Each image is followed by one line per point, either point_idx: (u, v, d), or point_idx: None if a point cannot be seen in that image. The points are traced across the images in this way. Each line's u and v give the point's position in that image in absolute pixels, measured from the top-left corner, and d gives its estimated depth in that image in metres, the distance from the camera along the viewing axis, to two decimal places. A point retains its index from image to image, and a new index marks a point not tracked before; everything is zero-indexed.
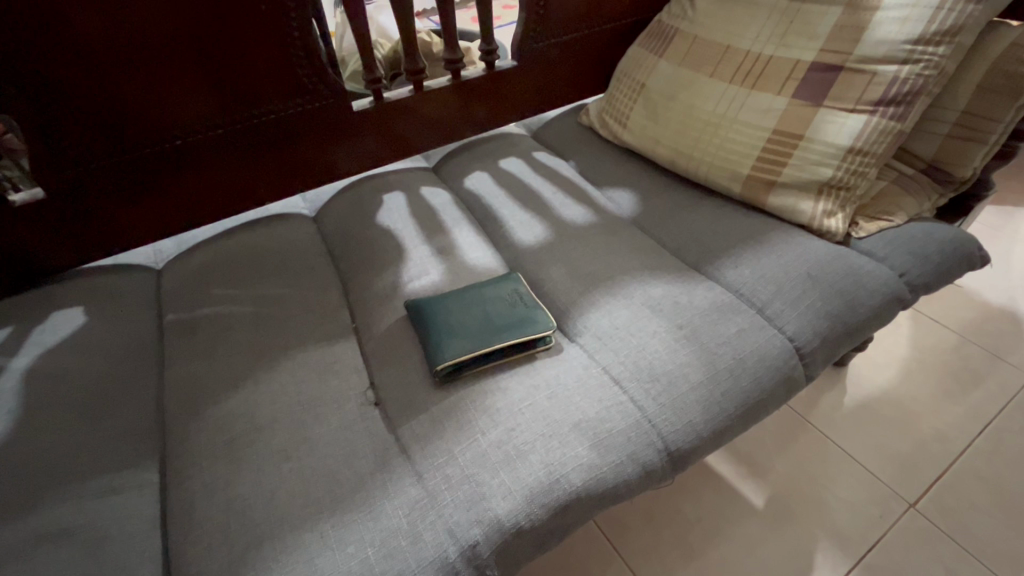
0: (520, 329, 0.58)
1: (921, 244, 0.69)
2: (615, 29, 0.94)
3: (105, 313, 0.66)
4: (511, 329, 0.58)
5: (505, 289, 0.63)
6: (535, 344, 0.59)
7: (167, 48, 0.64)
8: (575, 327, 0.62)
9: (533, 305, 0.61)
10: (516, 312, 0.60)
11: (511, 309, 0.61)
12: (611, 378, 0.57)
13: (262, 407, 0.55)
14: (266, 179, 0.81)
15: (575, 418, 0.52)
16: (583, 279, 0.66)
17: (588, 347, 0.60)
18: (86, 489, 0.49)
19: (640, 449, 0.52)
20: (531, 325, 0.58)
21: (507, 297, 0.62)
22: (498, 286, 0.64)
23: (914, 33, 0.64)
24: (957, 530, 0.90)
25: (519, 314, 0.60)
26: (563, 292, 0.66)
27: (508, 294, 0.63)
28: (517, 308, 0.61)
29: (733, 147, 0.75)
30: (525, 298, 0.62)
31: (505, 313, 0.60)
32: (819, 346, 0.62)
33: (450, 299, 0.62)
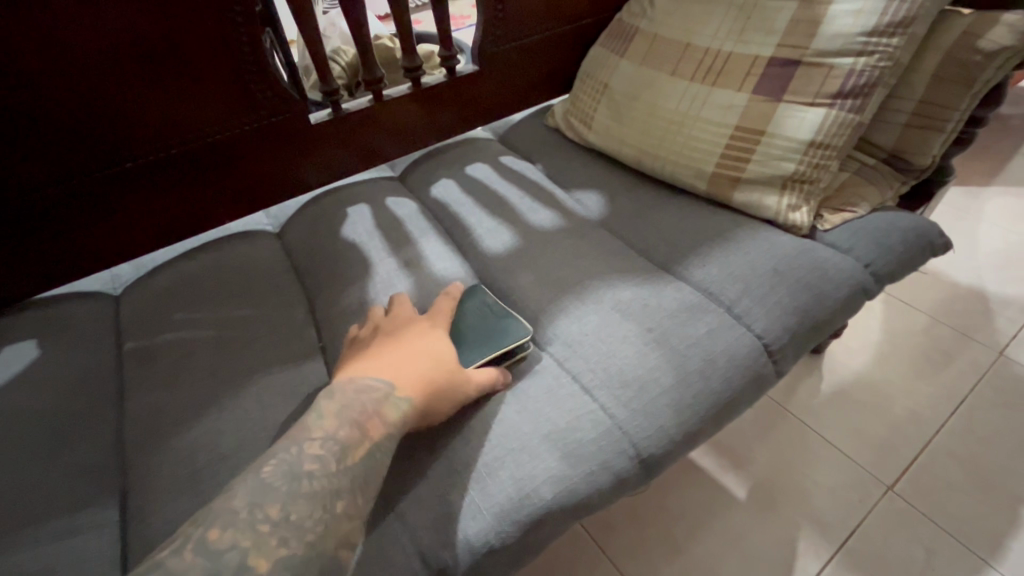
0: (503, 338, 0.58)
1: (883, 235, 0.70)
2: (576, 30, 0.94)
3: (60, 345, 0.64)
4: (484, 343, 0.58)
5: (481, 303, 0.63)
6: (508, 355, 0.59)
7: (112, 71, 0.62)
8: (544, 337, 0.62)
9: (506, 318, 0.61)
10: (499, 326, 0.60)
11: (491, 322, 0.60)
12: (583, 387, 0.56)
13: (227, 435, 0.54)
14: (225, 196, 0.79)
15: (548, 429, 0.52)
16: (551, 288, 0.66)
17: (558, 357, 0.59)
18: (42, 534, 0.47)
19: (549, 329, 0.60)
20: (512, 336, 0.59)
21: (476, 311, 0.62)
22: (466, 301, 0.63)
23: (867, 25, 0.65)
24: (931, 510, 0.95)
25: (495, 327, 0.59)
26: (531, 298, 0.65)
27: (478, 308, 0.62)
28: (498, 321, 0.60)
29: (697, 144, 0.74)
30: (499, 311, 0.62)
31: (475, 327, 0.60)
32: (787, 341, 0.62)
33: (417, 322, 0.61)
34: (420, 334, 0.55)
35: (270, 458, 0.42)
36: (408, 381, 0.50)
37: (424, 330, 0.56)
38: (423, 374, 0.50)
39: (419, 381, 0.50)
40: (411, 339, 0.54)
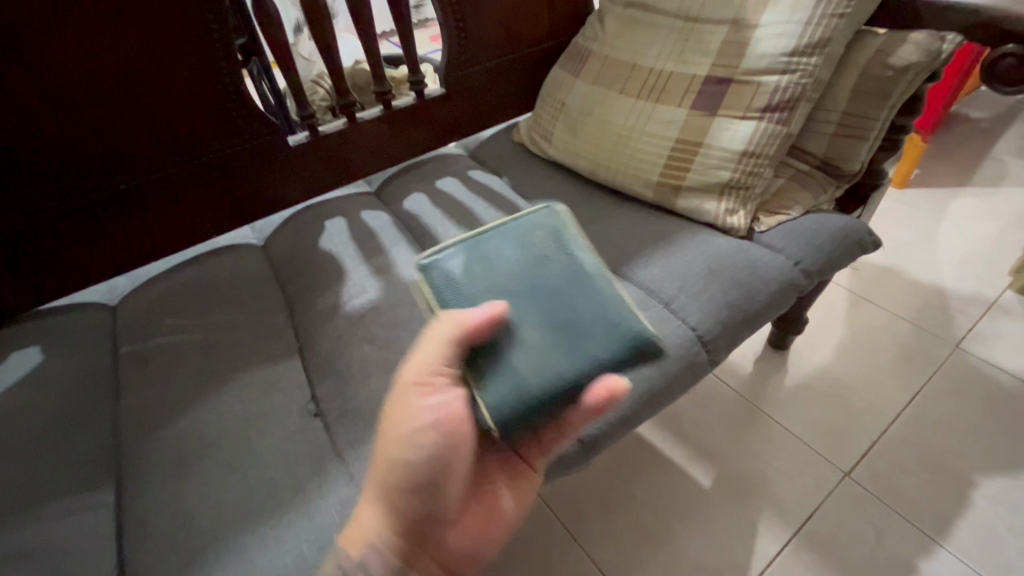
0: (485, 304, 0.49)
1: (813, 235, 0.76)
2: (536, 53, 1.02)
3: (61, 350, 0.70)
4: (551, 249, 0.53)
5: (447, 257, 0.53)
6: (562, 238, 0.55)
7: (107, 105, 0.70)
8: (555, 296, 0.50)
9: (481, 266, 0.52)
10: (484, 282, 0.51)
11: (464, 282, 0.51)
12: (607, 342, 0.48)
13: (211, 426, 0.60)
14: (212, 213, 0.86)
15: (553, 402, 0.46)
16: (562, 237, 0.55)
17: (578, 317, 0.49)
18: (46, 512, 0.53)
19: (556, 265, 0.52)
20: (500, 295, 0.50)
21: (538, 229, 0.55)
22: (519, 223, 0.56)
23: (787, 47, 0.72)
24: (885, 493, 1.00)
25: (464, 287, 0.51)
26: (537, 244, 0.54)
27: (538, 225, 0.56)
28: (479, 274, 0.52)
29: (644, 156, 0.81)
30: (471, 265, 0.52)
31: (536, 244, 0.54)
32: (719, 333, 0.68)
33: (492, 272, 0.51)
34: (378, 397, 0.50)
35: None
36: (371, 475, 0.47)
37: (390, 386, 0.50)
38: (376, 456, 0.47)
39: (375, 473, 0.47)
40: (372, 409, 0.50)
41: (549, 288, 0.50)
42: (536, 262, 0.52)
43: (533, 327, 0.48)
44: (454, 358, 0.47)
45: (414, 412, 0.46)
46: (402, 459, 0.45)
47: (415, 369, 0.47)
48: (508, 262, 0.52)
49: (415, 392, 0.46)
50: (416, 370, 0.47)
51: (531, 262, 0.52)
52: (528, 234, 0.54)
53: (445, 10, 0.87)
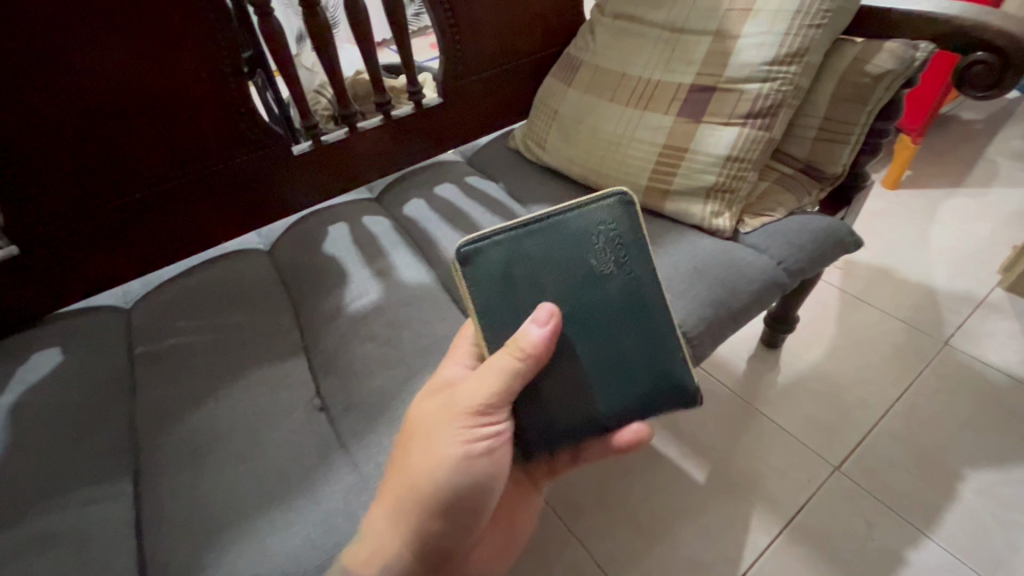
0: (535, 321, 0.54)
1: (796, 236, 0.80)
2: (531, 63, 1.06)
3: (79, 351, 0.74)
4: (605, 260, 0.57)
5: (499, 253, 0.55)
6: (616, 244, 0.57)
7: (124, 119, 0.74)
8: (603, 324, 0.55)
9: (534, 272, 0.55)
10: (536, 293, 0.55)
11: (515, 288, 0.55)
12: (642, 376, 0.57)
13: (222, 420, 0.64)
14: (221, 220, 0.90)
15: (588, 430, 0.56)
16: (619, 248, 0.57)
17: (621, 348, 0.56)
18: (70, 500, 0.57)
19: (608, 285, 0.56)
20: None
21: (595, 231, 0.57)
22: (577, 219, 0.57)
23: (767, 56, 0.76)
24: (874, 486, 1.03)
25: (514, 294, 0.55)
26: (594, 256, 0.56)
27: (594, 225, 0.57)
28: (532, 282, 0.55)
29: (632, 162, 0.85)
30: (524, 269, 0.55)
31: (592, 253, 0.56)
32: (704, 330, 0.71)
33: (549, 281, 0.55)
34: (426, 417, 0.52)
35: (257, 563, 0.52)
36: (405, 497, 0.49)
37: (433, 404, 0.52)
38: (417, 480, 0.49)
39: (411, 496, 0.49)
40: (417, 427, 0.52)
41: (599, 313, 0.55)
42: (592, 279, 0.56)
43: (581, 358, 0.55)
44: (515, 386, 0.51)
45: (471, 436, 0.50)
46: (456, 482, 0.49)
47: (475, 394, 0.50)
48: (563, 274, 0.55)
49: (474, 418, 0.50)
50: (476, 397, 0.50)
51: (585, 273, 0.56)
52: (586, 243, 0.57)
53: (441, 23, 0.91)
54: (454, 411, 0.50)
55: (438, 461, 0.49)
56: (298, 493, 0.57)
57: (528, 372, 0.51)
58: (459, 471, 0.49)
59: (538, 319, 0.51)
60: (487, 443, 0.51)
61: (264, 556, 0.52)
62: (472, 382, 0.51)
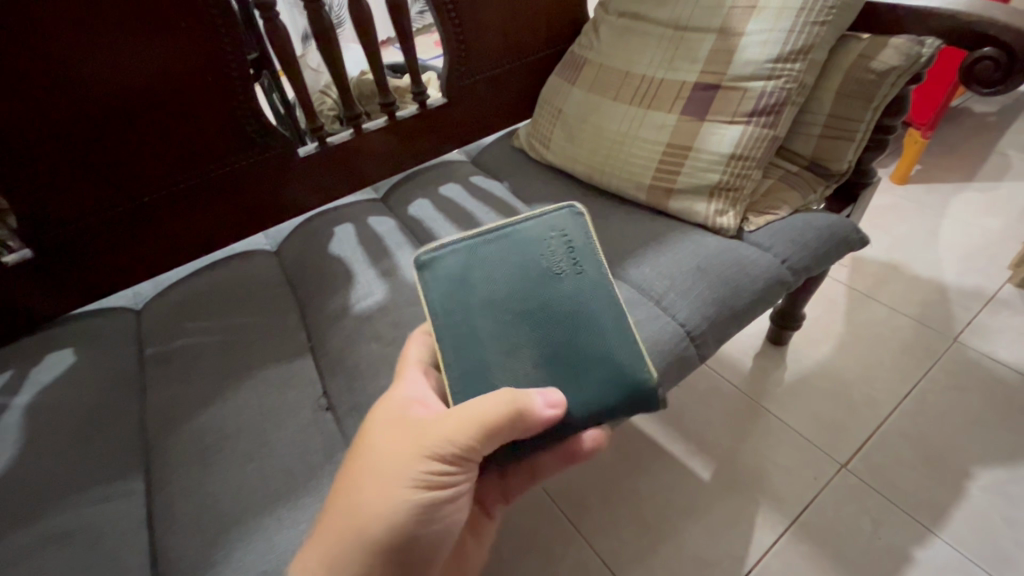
0: (487, 319, 0.54)
1: (800, 234, 0.79)
2: (534, 62, 1.06)
3: (91, 352, 0.75)
4: (557, 263, 0.57)
5: (453, 263, 0.57)
6: (570, 249, 0.58)
7: (132, 123, 0.75)
8: (562, 327, 0.54)
9: (488, 272, 0.56)
10: (490, 293, 0.55)
11: (468, 288, 0.55)
12: (595, 374, 0.54)
13: (230, 420, 0.65)
14: (228, 222, 0.91)
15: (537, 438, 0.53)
16: (572, 251, 0.58)
17: (573, 345, 0.54)
18: (84, 498, 0.58)
19: (563, 285, 0.56)
20: (503, 311, 0.54)
21: (550, 236, 0.59)
22: (528, 228, 0.59)
23: (772, 53, 0.76)
24: (881, 484, 1.03)
25: (466, 296, 0.55)
26: (548, 258, 0.57)
27: (547, 232, 0.59)
28: (487, 283, 0.56)
29: (637, 161, 0.85)
30: (477, 270, 0.56)
31: (546, 257, 0.57)
32: (708, 329, 0.71)
33: (499, 283, 0.55)
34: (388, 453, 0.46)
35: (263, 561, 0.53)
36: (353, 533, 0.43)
37: (399, 434, 0.47)
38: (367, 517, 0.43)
39: (361, 534, 0.43)
40: (375, 464, 0.46)
41: (553, 309, 0.55)
42: (546, 277, 0.56)
43: (531, 355, 0.53)
44: (492, 443, 0.46)
45: (436, 480, 0.45)
46: (410, 526, 0.44)
47: (451, 441, 0.45)
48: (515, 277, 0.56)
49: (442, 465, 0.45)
50: (451, 443, 0.45)
51: (538, 275, 0.56)
52: (539, 244, 0.58)
53: (445, 23, 0.91)
54: (423, 452, 0.45)
55: (401, 510, 0.44)
56: (305, 491, 0.58)
57: (514, 434, 0.47)
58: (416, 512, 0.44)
59: (550, 402, 0.49)
60: (453, 493, 0.46)
61: (272, 553, 0.53)
62: (451, 425, 0.45)
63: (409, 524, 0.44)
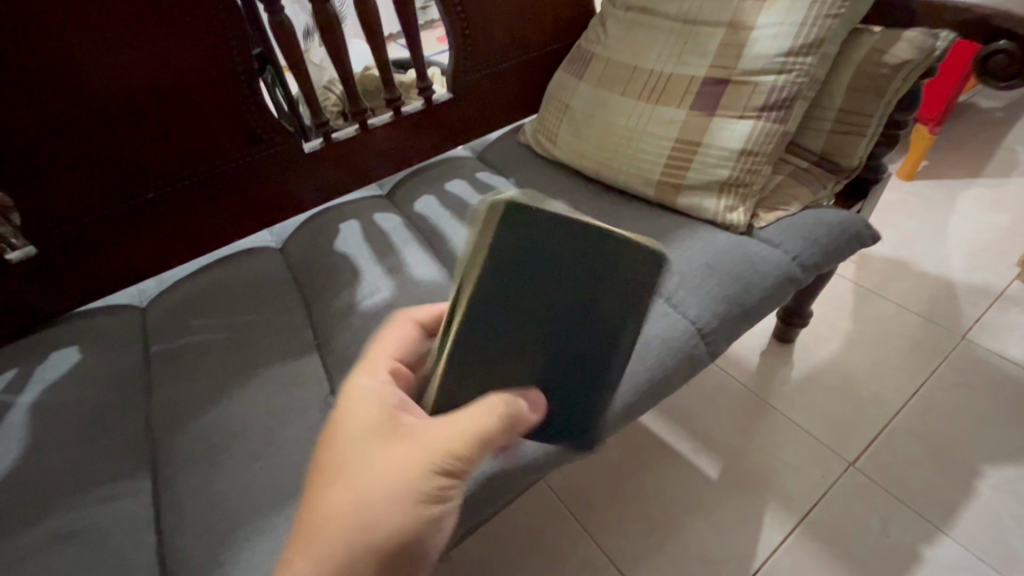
0: (518, 334, 0.46)
1: (811, 230, 0.78)
2: (540, 57, 1.05)
3: (96, 349, 0.75)
4: (602, 317, 0.47)
5: (506, 255, 0.43)
6: (625, 312, 0.47)
7: (136, 118, 0.74)
8: (566, 372, 0.50)
9: (531, 293, 0.45)
10: (538, 306, 0.45)
11: (518, 296, 0.44)
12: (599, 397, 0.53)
13: (237, 418, 0.64)
14: (233, 218, 0.90)
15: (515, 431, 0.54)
16: (626, 313, 0.47)
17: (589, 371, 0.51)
18: (90, 497, 0.58)
19: (591, 343, 0.48)
20: (538, 328, 0.46)
21: (617, 285, 0.46)
22: (607, 260, 0.45)
23: (783, 47, 0.75)
24: (889, 483, 1.02)
25: (495, 304, 0.44)
26: (599, 309, 0.46)
27: (620, 280, 0.45)
28: (531, 300, 0.45)
29: (645, 156, 0.84)
30: (535, 281, 0.44)
31: (598, 306, 0.46)
32: (718, 326, 0.71)
33: (534, 309, 0.46)
34: (375, 464, 0.42)
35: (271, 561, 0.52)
36: (347, 550, 0.39)
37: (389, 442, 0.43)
38: (364, 532, 0.40)
39: (356, 549, 0.39)
40: (367, 475, 0.42)
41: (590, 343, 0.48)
42: (607, 306, 0.47)
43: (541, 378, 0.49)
44: (490, 449, 0.44)
45: (436, 490, 0.42)
46: (410, 538, 0.41)
47: (451, 449, 0.42)
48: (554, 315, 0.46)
49: (438, 475, 0.42)
50: (445, 452, 0.42)
51: (574, 320, 0.47)
52: (621, 268, 0.45)
53: (451, 18, 0.90)
54: (417, 463, 0.42)
55: (400, 523, 0.40)
56: None
57: (506, 439, 0.45)
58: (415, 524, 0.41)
59: (534, 405, 0.48)
60: (450, 503, 0.43)
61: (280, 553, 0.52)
62: (451, 433, 0.42)
63: (407, 538, 0.41)
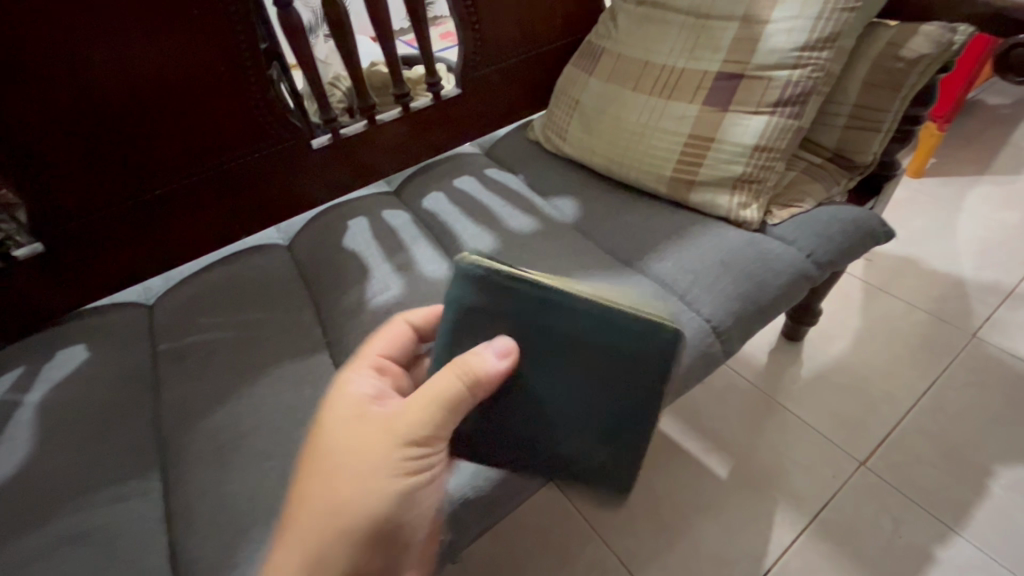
0: (545, 342, 0.51)
1: (826, 227, 0.77)
2: (549, 52, 1.04)
3: (103, 348, 0.74)
4: (605, 358, 0.50)
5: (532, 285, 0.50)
6: (626, 356, 0.50)
7: (142, 114, 0.73)
8: (565, 403, 0.52)
9: (548, 317, 0.50)
10: (545, 335, 0.51)
11: (537, 316, 0.50)
12: (642, 401, 0.51)
13: (246, 418, 0.64)
14: (239, 215, 0.89)
15: (565, 451, 0.52)
16: (629, 364, 0.50)
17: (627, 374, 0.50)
18: (99, 498, 0.57)
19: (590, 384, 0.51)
20: (562, 336, 0.50)
21: (625, 334, 0.50)
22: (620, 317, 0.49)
23: (798, 41, 0.74)
24: (901, 483, 1.01)
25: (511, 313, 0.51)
26: (605, 351, 0.50)
27: (628, 333, 0.50)
28: (547, 325, 0.50)
29: (657, 152, 0.83)
30: (547, 290, 0.50)
31: (604, 349, 0.50)
32: (733, 324, 0.70)
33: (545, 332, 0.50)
34: (352, 446, 0.45)
35: None
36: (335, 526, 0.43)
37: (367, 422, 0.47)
38: (350, 507, 0.43)
39: (344, 526, 0.43)
40: (347, 456, 0.45)
41: (618, 343, 0.50)
42: (621, 358, 0.50)
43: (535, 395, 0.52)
44: (457, 416, 0.47)
45: (411, 464, 0.45)
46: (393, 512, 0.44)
47: (418, 422, 0.45)
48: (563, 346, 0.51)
49: (410, 449, 0.45)
50: (411, 426, 0.45)
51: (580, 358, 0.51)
52: (624, 322, 0.50)
53: (460, 13, 0.89)
54: (389, 441, 0.45)
55: (380, 497, 0.44)
56: None
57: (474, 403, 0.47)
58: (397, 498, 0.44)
59: (498, 352, 0.49)
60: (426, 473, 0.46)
61: None
62: (416, 408, 0.46)
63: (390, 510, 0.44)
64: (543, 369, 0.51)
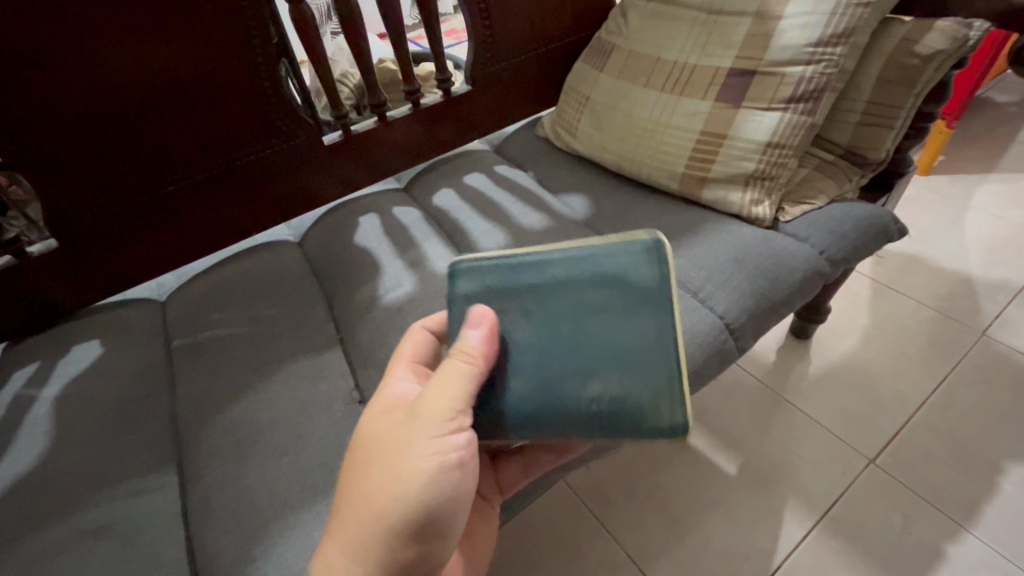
0: (541, 291, 0.53)
1: (839, 223, 0.77)
2: (559, 49, 1.04)
3: (118, 343, 0.75)
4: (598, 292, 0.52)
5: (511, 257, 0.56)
6: (618, 284, 0.53)
7: (155, 110, 0.73)
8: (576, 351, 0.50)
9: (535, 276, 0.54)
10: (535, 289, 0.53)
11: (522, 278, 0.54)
12: (641, 330, 0.51)
13: (262, 413, 0.64)
14: (251, 211, 0.89)
15: (574, 400, 0.49)
16: (622, 295, 0.52)
17: (619, 305, 0.52)
18: (118, 491, 0.57)
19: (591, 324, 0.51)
20: (555, 281, 0.53)
21: (609, 265, 0.53)
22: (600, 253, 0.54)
23: (812, 37, 0.73)
24: (911, 480, 1.01)
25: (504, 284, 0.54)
26: (594, 288, 0.53)
27: (612, 262, 0.54)
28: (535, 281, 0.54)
29: (669, 149, 0.83)
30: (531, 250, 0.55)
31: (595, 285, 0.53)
32: (746, 321, 0.70)
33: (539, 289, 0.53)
34: (380, 440, 0.46)
35: (303, 556, 0.52)
36: (375, 519, 0.43)
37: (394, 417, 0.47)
38: (385, 501, 0.44)
39: (382, 517, 0.43)
40: (378, 450, 0.46)
41: (597, 278, 0.53)
42: (606, 286, 0.53)
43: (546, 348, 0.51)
44: (469, 392, 0.47)
45: (441, 447, 0.45)
46: (428, 501, 0.44)
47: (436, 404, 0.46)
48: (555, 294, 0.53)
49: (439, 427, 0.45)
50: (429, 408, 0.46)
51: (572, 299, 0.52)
52: (603, 254, 0.54)
53: (471, 9, 0.89)
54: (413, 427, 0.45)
55: (414, 485, 0.44)
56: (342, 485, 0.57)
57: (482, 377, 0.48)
58: (432, 486, 0.44)
59: (472, 323, 0.50)
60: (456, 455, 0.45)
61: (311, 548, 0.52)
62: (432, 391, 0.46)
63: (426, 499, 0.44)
64: (537, 315, 0.52)
